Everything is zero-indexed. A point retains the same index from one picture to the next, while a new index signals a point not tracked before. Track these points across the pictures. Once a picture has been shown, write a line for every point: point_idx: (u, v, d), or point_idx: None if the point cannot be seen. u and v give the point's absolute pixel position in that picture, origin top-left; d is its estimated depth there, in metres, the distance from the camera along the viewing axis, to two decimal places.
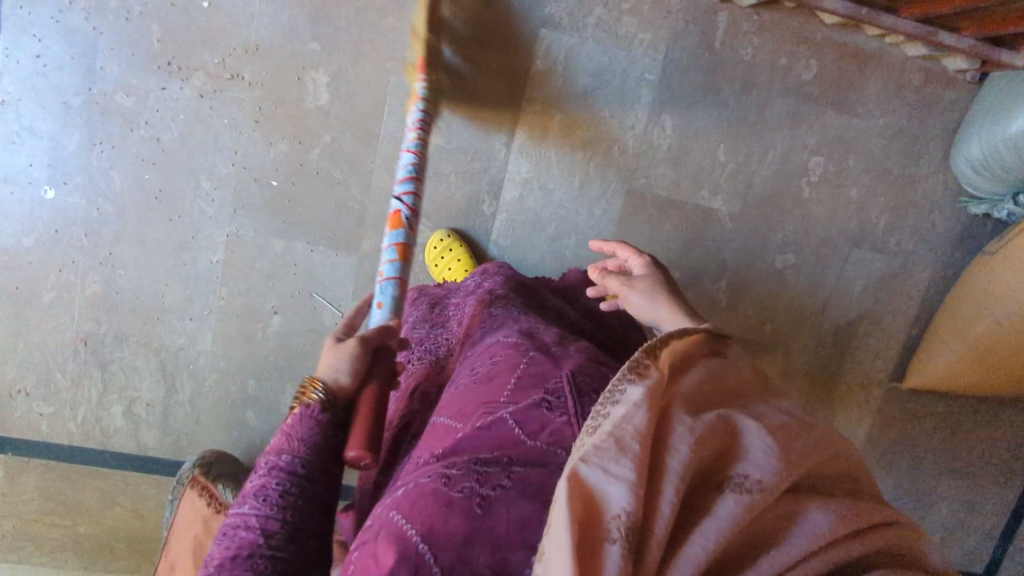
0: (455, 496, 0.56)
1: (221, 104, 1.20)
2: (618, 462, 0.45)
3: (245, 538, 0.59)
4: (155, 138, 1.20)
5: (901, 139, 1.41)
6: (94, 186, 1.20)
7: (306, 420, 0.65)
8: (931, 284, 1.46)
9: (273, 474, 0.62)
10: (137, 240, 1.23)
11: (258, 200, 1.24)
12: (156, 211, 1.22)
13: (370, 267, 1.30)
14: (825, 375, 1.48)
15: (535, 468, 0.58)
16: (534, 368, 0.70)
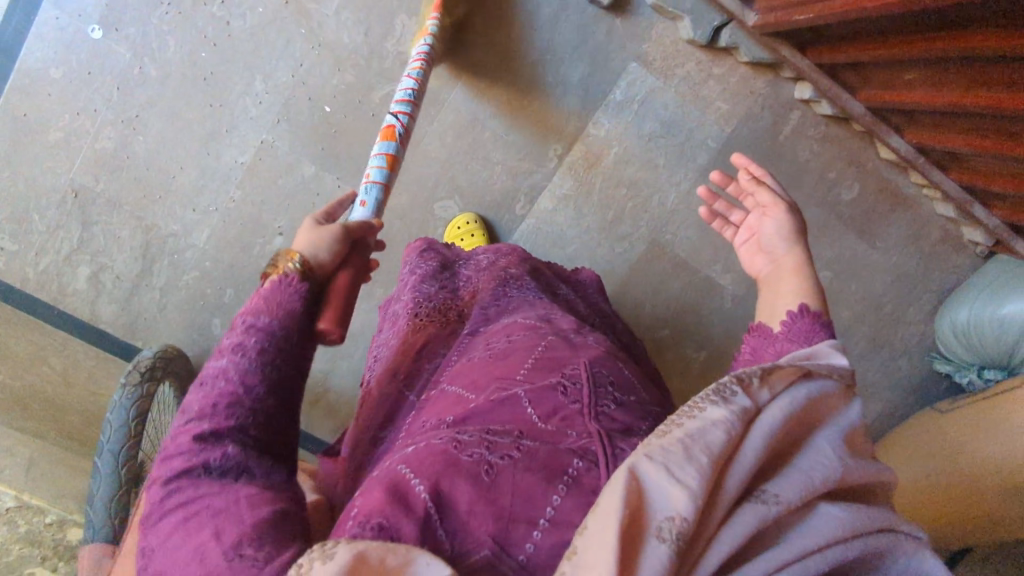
0: (464, 462, 0.48)
1: (304, 12, 1.16)
2: (696, 464, 0.40)
3: (220, 393, 0.55)
4: (225, 21, 1.15)
5: (902, 282, 1.49)
6: (145, 44, 1.14)
7: (288, 283, 0.60)
8: (877, 419, 1.56)
9: (256, 334, 0.57)
10: (169, 112, 1.17)
11: (305, 118, 1.21)
12: (199, 91, 1.17)
13: (388, 223, 1.29)
14: None
15: (545, 441, 0.52)
16: (550, 355, 0.66)
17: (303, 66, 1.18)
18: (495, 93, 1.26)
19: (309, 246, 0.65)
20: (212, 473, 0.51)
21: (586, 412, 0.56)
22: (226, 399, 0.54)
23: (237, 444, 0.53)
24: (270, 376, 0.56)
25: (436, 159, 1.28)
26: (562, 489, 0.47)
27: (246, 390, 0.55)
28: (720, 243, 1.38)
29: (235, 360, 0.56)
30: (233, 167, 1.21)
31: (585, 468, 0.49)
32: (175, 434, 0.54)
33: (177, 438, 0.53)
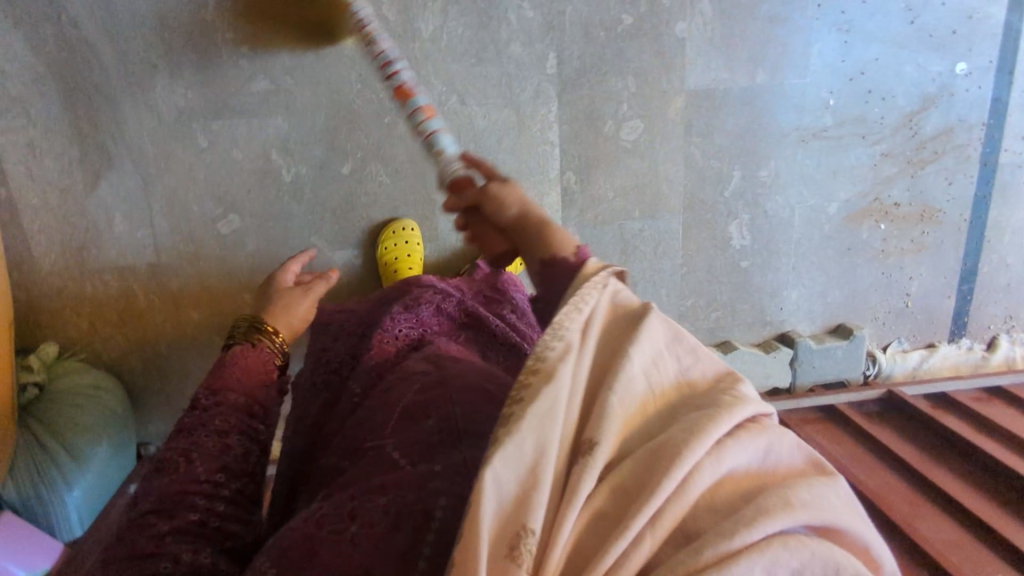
0: (325, 532, 0.43)
1: (813, 190, 1.35)
2: (534, 455, 0.38)
3: (162, 489, 0.51)
4: (860, 135, 1.32)
5: (175, 388, 1.30)
6: (913, 80, 1.29)
7: (270, 356, 0.65)
8: (36, 263, 1.18)
9: (235, 412, 0.57)
10: (881, 38, 1.26)
11: (781, 115, 1.28)
12: (865, 73, 1.27)
13: (668, 78, 1.23)
14: (90, 102, 1.12)
15: (401, 504, 0.43)
16: (418, 393, 0.56)
17: (798, 138, 1.30)
18: (646, 237, 1.33)
19: (282, 313, 0.71)
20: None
21: (452, 454, 0.47)
22: (191, 479, 0.51)
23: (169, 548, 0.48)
24: (241, 464, 0.54)
25: (663, 164, 1.29)
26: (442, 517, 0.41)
27: (209, 467, 0.53)
28: (365, 262, 1.29)
29: (196, 447, 0.53)
30: (808, 15, 1.22)
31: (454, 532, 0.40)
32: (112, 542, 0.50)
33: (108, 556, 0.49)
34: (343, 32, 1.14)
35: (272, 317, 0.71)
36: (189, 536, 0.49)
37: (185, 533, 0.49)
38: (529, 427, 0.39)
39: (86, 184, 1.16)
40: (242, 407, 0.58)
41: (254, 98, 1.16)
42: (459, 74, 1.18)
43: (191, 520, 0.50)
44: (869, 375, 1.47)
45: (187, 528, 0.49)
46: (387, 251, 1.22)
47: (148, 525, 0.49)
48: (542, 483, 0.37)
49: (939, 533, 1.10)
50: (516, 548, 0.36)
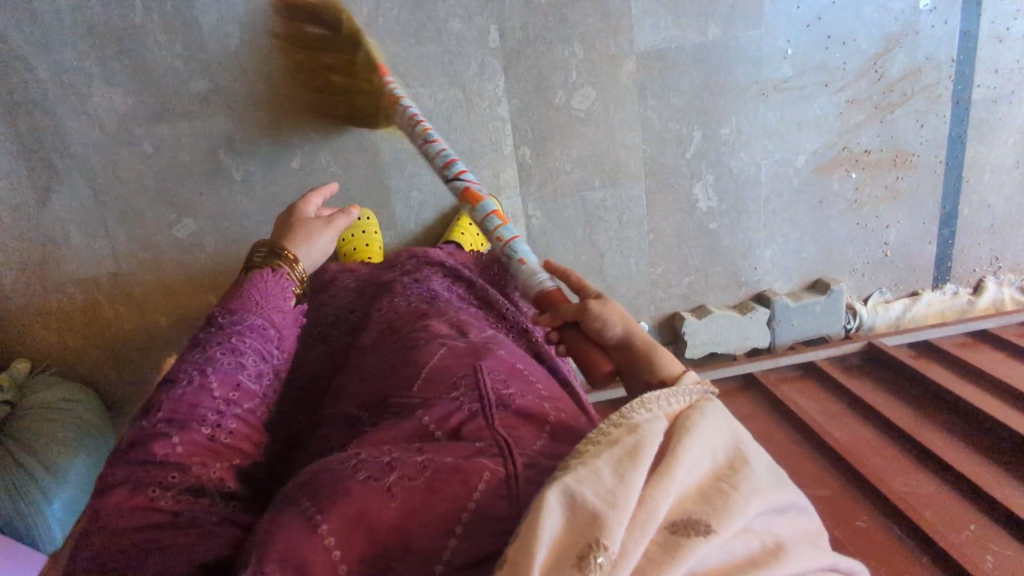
0: (360, 478, 0.44)
1: (778, 144, 1.31)
2: (615, 486, 0.37)
3: (174, 399, 0.52)
4: (823, 83, 1.27)
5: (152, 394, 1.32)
6: (874, 21, 1.24)
7: (288, 282, 0.69)
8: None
9: (252, 335, 0.60)
10: None
11: (738, 69, 1.24)
12: (822, 18, 1.22)
13: (616, 41, 1.19)
14: (31, 117, 1.11)
15: (442, 459, 0.46)
16: (445, 359, 0.60)
17: (758, 92, 1.26)
18: (609, 207, 1.31)
19: (302, 240, 0.78)
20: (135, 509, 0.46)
21: (485, 426, 0.51)
22: (207, 392, 0.54)
23: (187, 470, 0.49)
24: (256, 388, 0.58)
25: (619, 131, 1.25)
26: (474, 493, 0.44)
27: (233, 387, 0.56)
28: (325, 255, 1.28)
29: (217, 364, 0.56)
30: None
31: (487, 492, 0.44)
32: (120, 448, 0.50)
33: (117, 464, 0.49)
34: (275, 23, 1.11)
35: (292, 245, 0.77)
36: (202, 453, 0.51)
37: (193, 447, 0.51)
38: (615, 470, 0.38)
39: (37, 199, 1.16)
40: (260, 332, 0.61)
41: (193, 99, 1.14)
42: (399, 55, 1.15)
43: (205, 435, 0.52)
44: (850, 328, 1.45)
45: (204, 443, 0.51)
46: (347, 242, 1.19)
47: (158, 433, 0.50)
48: (621, 510, 0.36)
49: (914, 486, 1.10)
50: (585, 561, 0.34)
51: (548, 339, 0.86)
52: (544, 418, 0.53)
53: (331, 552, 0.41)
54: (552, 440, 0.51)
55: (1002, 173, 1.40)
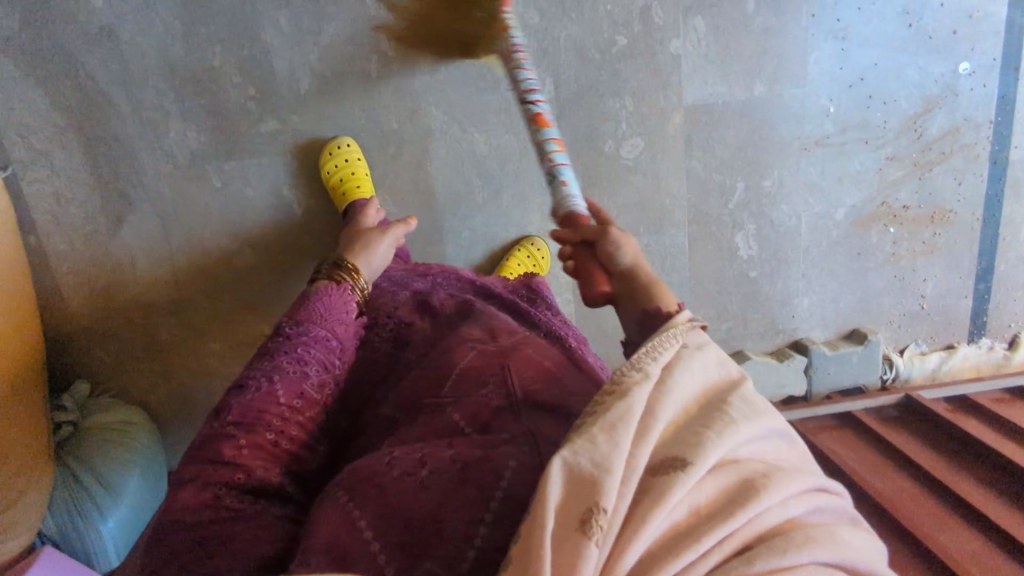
0: (397, 473, 0.51)
1: (819, 197, 1.34)
2: (608, 451, 0.43)
3: (247, 404, 0.63)
4: (863, 140, 1.31)
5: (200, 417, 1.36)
6: (914, 83, 1.28)
7: (349, 296, 0.83)
8: (66, 305, 1.24)
9: (315, 346, 0.72)
10: (880, 42, 1.25)
11: (782, 124, 1.28)
12: (864, 78, 1.27)
13: (666, 95, 1.24)
14: (110, 151, 1.18)
15: (472, 454, 0.51)
16: (472, 363, 0.67)
17: (800, 146, 1.30)
18: (652, 252, 1.34)
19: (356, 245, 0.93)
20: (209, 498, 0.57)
21: (511, 421, 0.56)
22: (273, 399, 0.65)
23: (253, 471, 0.60)
24: (315, 394, 0.69)
25: (666, 181, 1.30)
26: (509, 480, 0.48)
27: (295, 394, 0.67)
28: None
29: (280, 372, 0.67)
30: (803, 24, 1.22)
31: (517, 478, 0.48)
32: (206, 443, 0.61)
33: (196, 459, 0.60)
34: (344, 70, 1.17)
35: (356, 257, 0.91)
36: (262, 455, 0.61)
37: (258, 449, 0.62)
38: (607, 435, 0.44)
39: (109, 228, 1.22)
40: (324, 343, 0.74)
41: (263, 138, 1.20)
42: (458, 103, 1.21)
43: (267, 440, 0.62)
44: (887, 379, 1.46)
45: (261, 444, 0.62)
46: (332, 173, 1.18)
47: (228, 435, 0.61)
48: (614, 472, 0.42)
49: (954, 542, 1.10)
50: (587, 523, 0.40)
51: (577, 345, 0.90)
52: (569, 412, 0.59)
53: (368, 542, 0.46)
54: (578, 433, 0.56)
55: None
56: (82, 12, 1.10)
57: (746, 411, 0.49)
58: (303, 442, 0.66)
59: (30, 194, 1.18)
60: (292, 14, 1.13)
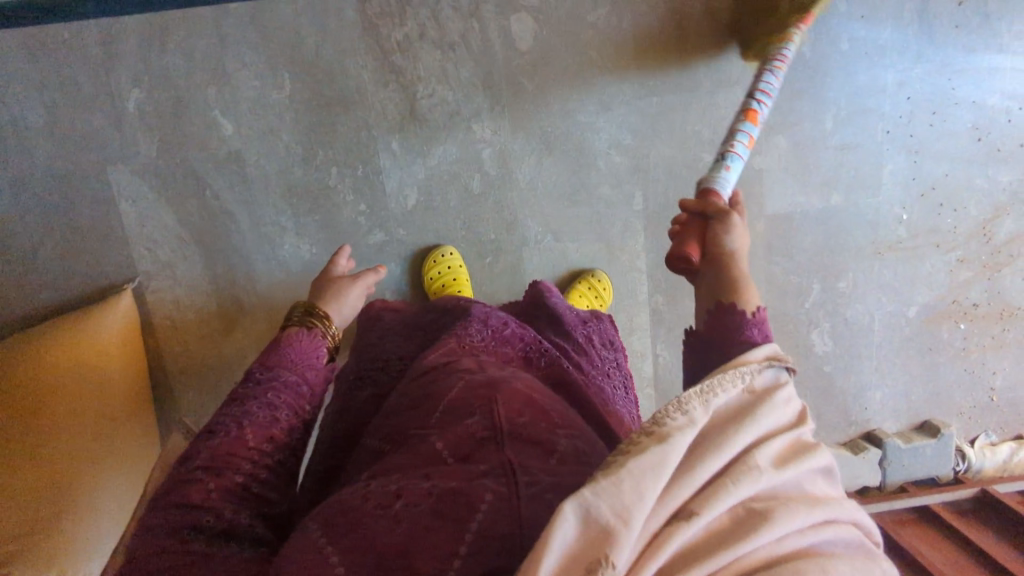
0: (371, 506, 0.53)
1: (892, 296, 1.40)
2: (631, 502, 0.42)
3: (217, 447, 0.69)
4: (934, 243, 1.37)
5: None
6: (982, 192, 1.35)
7: (320, 340, 0.91)
8: (178, 401, 1.31)
9: (285, 391, 0.78)
10: (950, 155, 1.32)
11: (857, 231, 1.35)
12: (935, 188, 1.34)
13: (748, 205, 1.31)
14: (228, 262, 1.26)
15: (448, 488, 0.53)
16: (458, 393, 0.70)
17: (874, 250, 1.36)
18: None
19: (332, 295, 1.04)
20: (186, 535, 0.61)
21: (495, 451, 0.58)
22: (242, 443, 0.71)
23: (224, 509, 0.65)
24: (284, 436, 0.75)
25: (746, 284, 1.36)
26: (477, 513, 0.50)
27: (268, 437, 0.73)
28: None
29: (251, 415, 0.73)
30: (878, 140, 1.30)
31: (490, 510, 0.51)
32: (177, 481, 0.67)
33: (168, 496, 0.65)
34: (449, 186, 1.25)
35: (328, 303, 1.03)
36: (231, 495, 0.67)
37: (225, 490, 0.67)
38: (633, 479, 0.43)
39: (222, 331, 1.29)
40: (291, 387, 0.80)
41: (369, 248, 1.27)
42: (553, 215, 1.28)
43: (236, 482, 0.68)
44: (959, 470, 1.49)
45: (230, 486, 0.67)
46: (434, 279, 1.24)
47: (198, 479, 0.66)
48: (632, 525, 0.41)
49: None
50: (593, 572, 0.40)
51: (577, 367, 0.96)
52: (552, 446, 0.61)
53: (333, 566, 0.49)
54: (553, 461, 0.59)
55: None
56: (214, 139, 1.19)
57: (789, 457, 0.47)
58: (272, 484, 0.72)
59: (152, 300, 1.26)
60: (404, 138, 1.21)
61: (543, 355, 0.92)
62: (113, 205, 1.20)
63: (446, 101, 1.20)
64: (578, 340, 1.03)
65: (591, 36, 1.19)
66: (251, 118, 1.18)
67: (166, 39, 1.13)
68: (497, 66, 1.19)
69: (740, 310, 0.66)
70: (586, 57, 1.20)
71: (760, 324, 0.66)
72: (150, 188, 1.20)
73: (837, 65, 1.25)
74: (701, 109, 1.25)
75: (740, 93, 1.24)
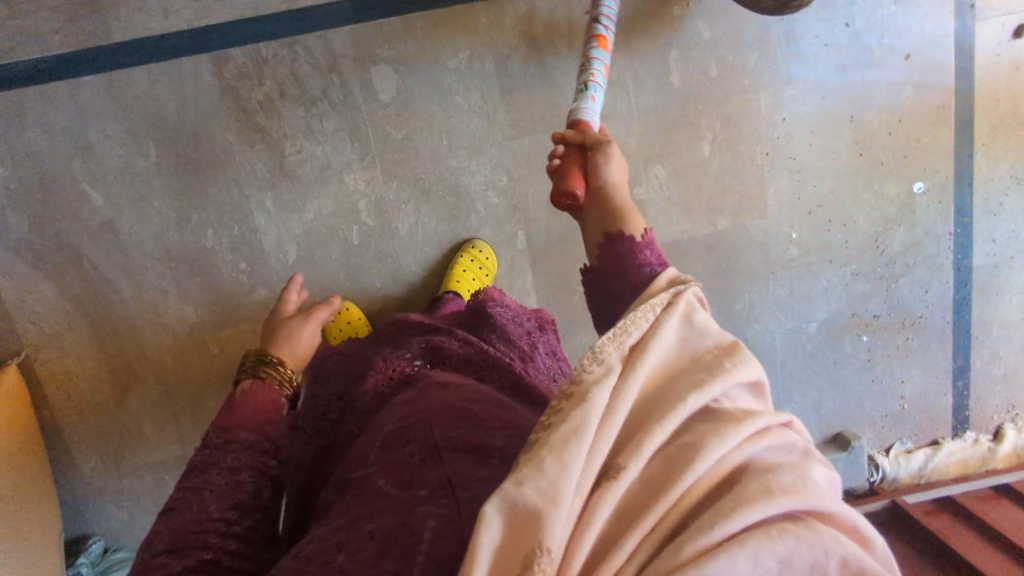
0: (316, 564, 0.55)
1: (791, 314, 1.39)
2: (554, 478, 0.42)
3: (184, 527, 0.69)
4: (827, 258, 1.37)
5: None
6: (871, 204, 1.35)
7: (275, 389, 0.86)
8: (79, 469, 1.31)
9: (244, 452, 0.75)
10: (835, 172, 1.32)
11: (748, 253, 1.34)
12: (822, 205, 1.34)
13: None
14: (113, 330, 1.25)
15: (389, 531, 0.55)
16: (394, 428, 0.70)
17: (767, 270, 1.36)
18: None
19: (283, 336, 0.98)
20: None
21: (432, 475, 0.60)
22: (209, 518, 0.69)
23: None
24: (251, 496, 0.73)
25: None
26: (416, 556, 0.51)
27: (233, 505, 0.71)
28: None
29: (213, 485, 0.71)
30: (757, 163, 1.29)
31: (433, 536, 0.52)
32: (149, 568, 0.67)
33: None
34: (328, 239, 1.25)
35: (281, 344, 0.97)
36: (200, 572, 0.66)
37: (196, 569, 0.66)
38: (555, 458, 0.43)
39: (115, 397, 1.29)
40: (254, 444, 0.77)
41: (254, 306, 1.27)
42: (436, 260, 1.28)
43: (204, 559, 0.67)
44: (874, 481, 1.49)
45: (201, 562, 0.67)
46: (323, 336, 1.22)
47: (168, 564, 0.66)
48: (560, 504, 0.41)
49: None
50: (530, 564, 0.40)
51: (526, 369, 0.94)
52: (488, 451, 0.62)
53: None
54: (496, 470, 0.59)
55: (1010, 328, 1.46)
56: (85, 211, 1.19)
57: (707, 375, 0.49)
58: (244, 551, 0.70)
59: (41, 373, 1.26)
60: (277, 196, 1.21)
61: (494, 360, 0.90)
62: None
63: (315, 156, 1.20)
64: (525, 343, 1.02)
65: (453, 83, 1.19)
66: (119, 187, 1.18)
67: (24, 117, 1.13)
68: (361, 119, 1.19)
69: (629, 237, 0.68)
70: (452, 103, 1.20)
71: (649, 245, 0.67)
72: (26, 263, 1.20)
73: (708, 92, 1.25)
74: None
75: (610, 127, 1.24)
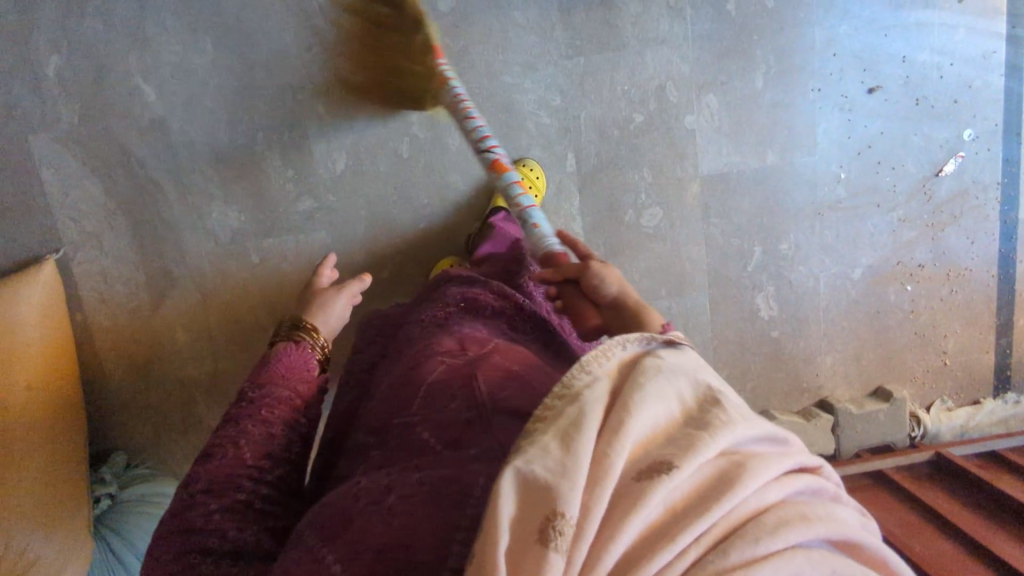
0: (363, 509, 0.52)
1: (836, 258, 1.38)
2: (565, 457, 0.39)
3: (210, 471, 0.64)
4: (874, 203, 1.36)
5: None
6: (919, 150, 1.34)
7: (309, 354, 0.82)
8: (106, 378, 1.28)
9: (278, 407, 0.72)
10: (884, 114, 1.31)
11: (796, 192, 1.34)
12: (869, 148, 1.33)
13: (683, 165, 1.30)
14: (155, 233, 1.24)
15: (441, 475, 0.52)
16: (440, 377, 0.67)
17: (813, 211, 1.35)
18: (674, 314, 1.37)
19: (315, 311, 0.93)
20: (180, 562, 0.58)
21: (484, 429, 0.57)
22: (239, 462, 0.65)
23: (219, 532, 0.60)
24: (280, 449, 0.69)
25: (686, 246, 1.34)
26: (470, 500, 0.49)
27: (260, 452, 0.67)
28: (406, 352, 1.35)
29: (245, 434, 0.67)
30: (809, 99, 1.29)
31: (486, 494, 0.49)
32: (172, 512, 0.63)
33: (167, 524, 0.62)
34: (378, 150, 1.24)
35: (313, 314, 0.93)
36: (231, 514, 0.62)
37: (229, 509, 0.62)
38: (565, 442, 0.40)
39: (150, 304, 1.26)
40: (286, 401, 0.73)
41: (298, 216, 1.25)
42: (484, 178, 1.27)
43: (239, 500, 0.63)
44: (915, 437, 1.47)
45: (233, 505, 0.62)
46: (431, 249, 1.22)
47: (200, 501, 0.62)
48: (576, 476, 0.38)
49: None
50: (546, 533, 0.36)
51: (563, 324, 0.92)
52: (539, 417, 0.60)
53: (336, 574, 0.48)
54: None
55: None
56: (136, 105, 1.18)
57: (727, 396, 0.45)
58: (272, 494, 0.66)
59: (77, 273, 1.24)
60: (330, 102, 1.21)
61: (529, 318, 0.88)
62: (34, 174, 1.19)
63: None
64: None
65: None
66: (172, 83, 1.18)
67: (83, 5, 1.13)
68: None
69: None
70: (510, 18, 1.20)
71: None
72: (73, 155, 1.19)
73: (763, 22, 1.25)
74: (629, 69, 1.25)
75: (666, 51, 1.24)
